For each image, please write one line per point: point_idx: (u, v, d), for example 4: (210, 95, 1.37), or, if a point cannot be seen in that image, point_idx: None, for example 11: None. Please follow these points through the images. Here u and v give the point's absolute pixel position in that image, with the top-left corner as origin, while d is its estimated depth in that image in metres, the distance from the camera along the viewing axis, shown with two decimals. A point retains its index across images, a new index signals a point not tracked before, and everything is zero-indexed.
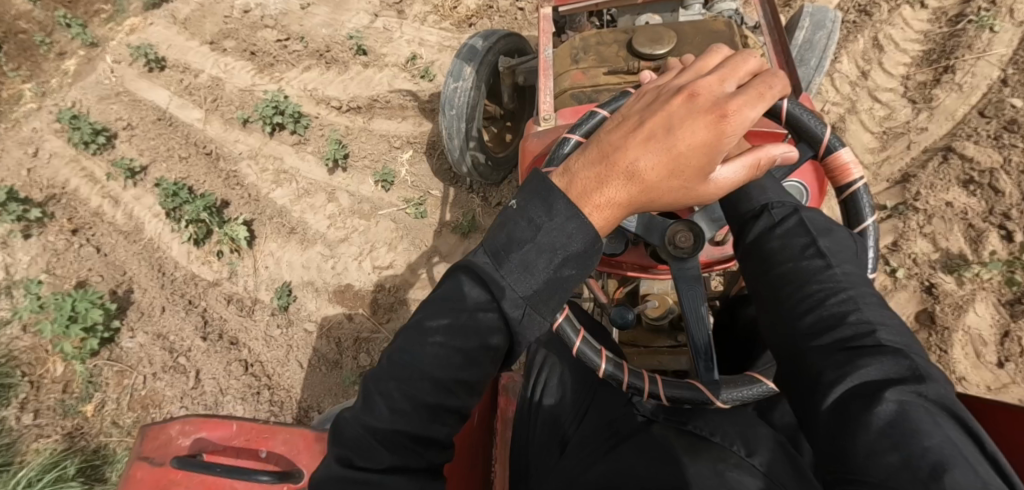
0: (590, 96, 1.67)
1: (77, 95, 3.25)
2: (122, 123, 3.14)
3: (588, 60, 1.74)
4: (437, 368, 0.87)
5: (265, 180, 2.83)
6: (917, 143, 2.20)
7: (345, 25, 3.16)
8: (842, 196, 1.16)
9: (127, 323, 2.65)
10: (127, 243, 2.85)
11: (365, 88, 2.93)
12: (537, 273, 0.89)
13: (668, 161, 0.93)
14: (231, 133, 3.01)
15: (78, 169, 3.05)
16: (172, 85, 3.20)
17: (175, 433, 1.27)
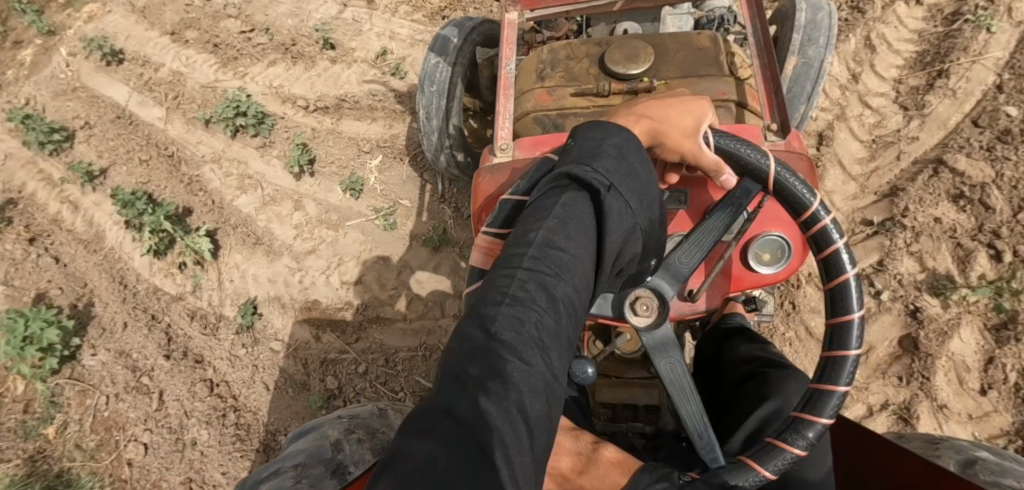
0: (554, 121, 1.55)
1: (31, 90, 3.01)
2: (80, 121, 2.92)
3: (554, 76, 1.61)
4: (552, 274, 0.81)
5: (229, 186, 2.69)
6: (907, 153, 2.10)
7: (312, 14, 2.95)
8: (808, 235, 1.11)
9: (88, 340, 2.53)
10: (87, 253, 2.71)
11: (333, 86, 2.77)
12: (629, 180, 0.89)
13: (655, 138, 1.02)
14: (193, 133, 2.83)
15: (35, 171, 2.87)
16: (131, 79, 2.97)
17: None
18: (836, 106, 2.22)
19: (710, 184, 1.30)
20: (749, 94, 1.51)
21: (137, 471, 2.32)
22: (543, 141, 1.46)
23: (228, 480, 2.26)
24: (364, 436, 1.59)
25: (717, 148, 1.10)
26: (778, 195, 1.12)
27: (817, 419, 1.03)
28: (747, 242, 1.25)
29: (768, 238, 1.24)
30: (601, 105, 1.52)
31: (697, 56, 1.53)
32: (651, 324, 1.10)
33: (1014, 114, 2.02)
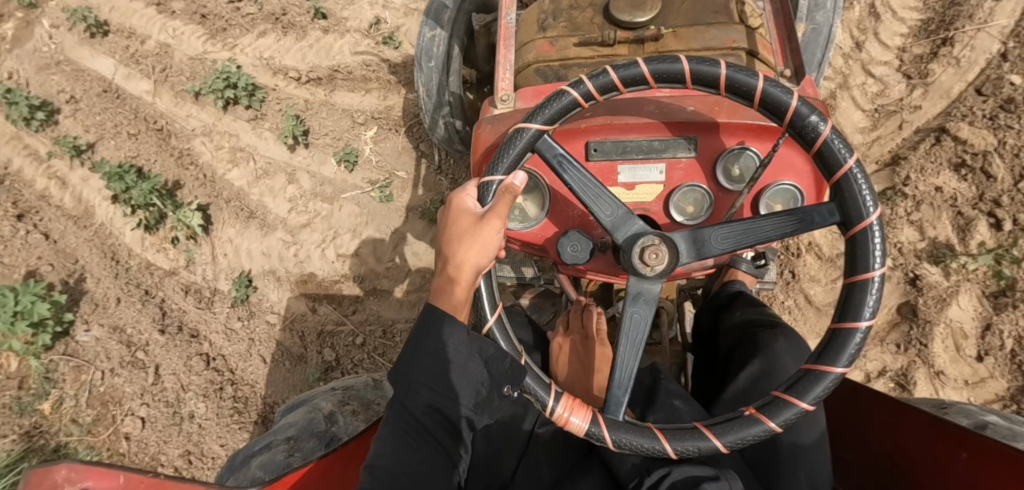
0: (556, 72, 1.53)
1: (13, 64, 2.92)
2: (66, 95, 2.86)
3: (557, 27, 1.58)
4: (411, 447, 1.05)
5: (221, 159, 2.65)
6: (909, 122, 2.08)
7: None
8: (812, 151, 1.09)
9: (81, 315, 2.51)
10: (77, 229, 2.67)
11: (324, 56, 2.70)
12: (458, 364, 1.08)
13: (465, 242, 1.10)
14: (182, 107, 2.77)
15: (20, 147, 2.81)
16: (117, 52, 2.89)
17: (60, 479, 1.11)
18: (838, 75, 2.19)
19: (722, 129, 1.25)
20: (761, 44, 1.48)
21: (135, 445, 2.32)
22: (545, 90, 1.46)
23: (227, 452, 2.26)
24: (358, 408, 1.62)
25: (728, 79, 1.08)
26: (765, 107, 1.09)
27: (831, 368, 1.03)
28: (758, 193, 1.25)
29: (779, 188, 1.24)
30: (606, 55, 1.51)
31: (705, 4, 1.51)
32: (665, 270, 1.11)
33: (1019, 82, 1.99)
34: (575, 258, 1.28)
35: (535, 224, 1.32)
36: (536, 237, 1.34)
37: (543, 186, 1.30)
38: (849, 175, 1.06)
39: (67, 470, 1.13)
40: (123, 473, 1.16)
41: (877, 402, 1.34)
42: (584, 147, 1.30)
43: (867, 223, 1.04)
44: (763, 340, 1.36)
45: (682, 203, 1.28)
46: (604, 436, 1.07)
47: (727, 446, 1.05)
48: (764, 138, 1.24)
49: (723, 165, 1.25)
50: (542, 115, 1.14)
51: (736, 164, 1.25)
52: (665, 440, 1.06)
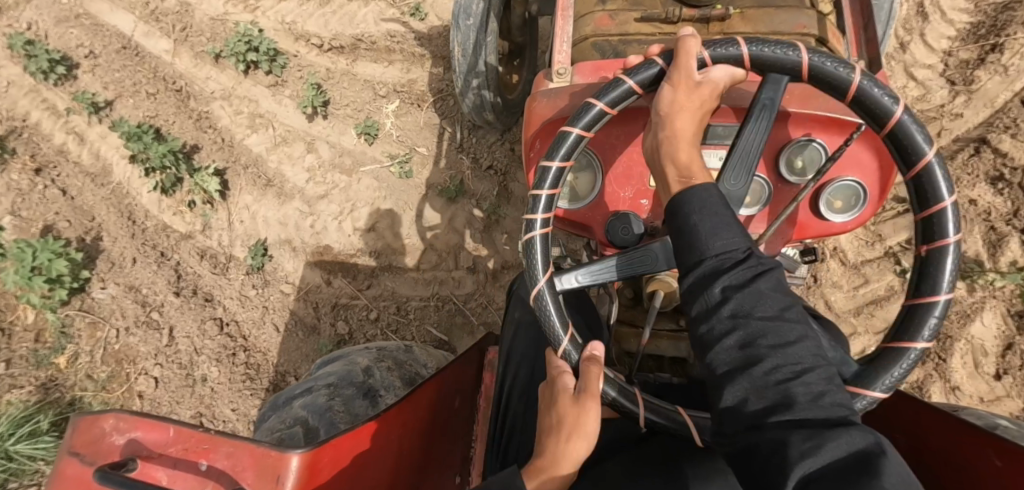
0: (614, 47, 1.62)
1: (32, 15, 2.88)
2: (84, 50, 2.84)
3: (615, 3, 1.68)
4: None
5: (239, 124, 2.64)
6: (948, 130, 2.03)
7: None
8: (908, 177, 1.05)
9: (98, 273, 2.54)
10: (94, 187, 2.70)
11: (347, 24, 2.65)
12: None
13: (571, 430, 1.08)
14: (201, 68, 2.78)
15: (38, 100, 2.80)
16: (137, 8, 2.88)
17: (108, 428, 1.17)
18: None
19: (790, 118, 1.25)
20: (830, 32, 1.57)
21: (148, 403, 2.36)
22: (604, 66, 1.50)
23: (237, 416, 2.30)
24: (393, 365, 1.72)
25: (811, 68, 1.05)
26: (857, 104, 1.05)
27: (913, 343, 1.01)
28: (820, 189, 1.28)
29: (841, 185, 1.27)
30: (667, 33, 1.61)
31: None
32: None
33: None
34: (624, 239, 1.25)
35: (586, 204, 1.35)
36: (583, 218, 1.36)
37: (597, 164, 1.33)
38: (931, 168, 1.02)
39: (115, 420, 1.18)
40: (171, 426, 1.20)
41: (908, 404, 1.37)
42: (643, 128, 1.30)
43: (941, 206, 1.01)
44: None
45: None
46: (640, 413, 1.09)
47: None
48: (834, 132, 1.25)
49: (786, 154, 1.26)
50: (610, 93, 1.13)
51: (800, 156, 1.26)
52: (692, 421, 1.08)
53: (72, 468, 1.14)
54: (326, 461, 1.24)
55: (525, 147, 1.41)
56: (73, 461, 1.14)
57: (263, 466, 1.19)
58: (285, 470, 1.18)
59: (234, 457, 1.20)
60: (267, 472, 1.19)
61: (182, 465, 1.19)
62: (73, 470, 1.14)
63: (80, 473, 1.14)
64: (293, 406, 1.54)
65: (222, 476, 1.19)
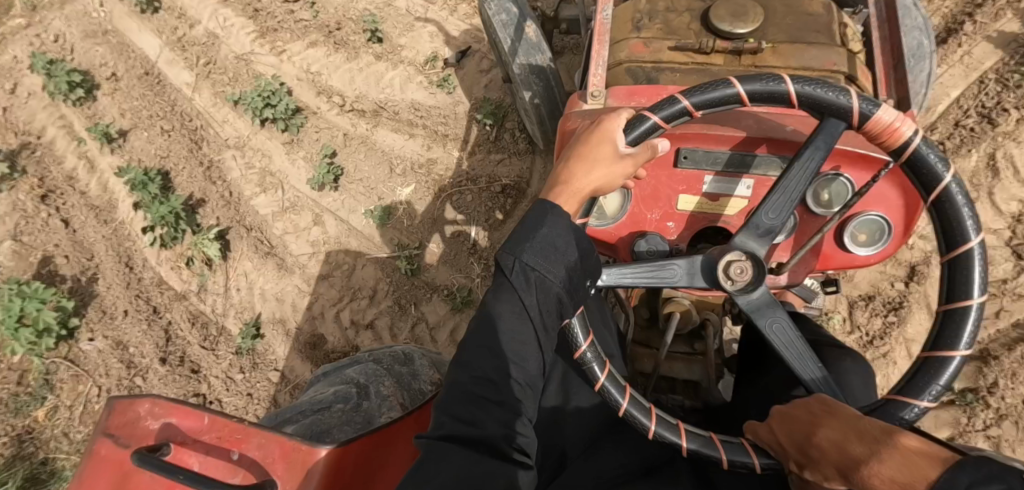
0: (648, 73, 1.53)
1: (61, 26, 2.81)
2: (107, 71, 2.76)
3: (652, 28, 1.57)
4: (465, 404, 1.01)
5: (250, 182, 2.52)
6: (1008, 312, 1.88)
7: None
8: (930, 202, 1.10)
9: (88, 322, 2.46)
10: (97, 223, 2.59)
11: (373, 85, 2.55)
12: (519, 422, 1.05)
13: None
14: (219, 109, 2.67)
15: (56, 116, 2.72)
16: (163, 31, 2.80)
17: (143, 412, 1.08)
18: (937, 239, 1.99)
19: None
20: (860, 71, 1.50)
21: None
22: (639, 91, 1.43)
23: None
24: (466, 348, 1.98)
25: (861, 115, 1.09)
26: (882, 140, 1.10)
27: (954, 351, 1.03)
28: (846, 222, 1.26)
29: (865, 218, 1.25)
30: (700, 64, 1.51)
31: (806, 22, 1.52)
32: (747, 287, 1.13)
33: None
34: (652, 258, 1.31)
35: (613, 224, 1.36)
36: (609, 236, 1.37)
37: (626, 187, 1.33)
38: (970, 254, 1.06)
39: (150, 404, 1.09)
40: (207, 413, 1.12)
41: None
42: (675, 153, 1.30)
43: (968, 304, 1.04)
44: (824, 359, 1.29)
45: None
46: (680, 443, 1.09)
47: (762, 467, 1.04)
48: (859, 167, 1.24)
49: (810, 189, 1.25)
50: (701, 96, 1.12)
51: (826, 189, 1.25)
52: (721, 448, 1.06)
53: (106, 449, 1.04)
54: (351, 460, 1.14)
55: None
56: (107, 442, 1.04)
57: (296, 461, 1.11)
58: (313, 464, 1.11)
59: (266, 449, 1.11)
60: (298, 467, 1.11)
61: (213, 456, 1.10)
62: (105, 451, 1.04)
63: (115, 456, 1.04)
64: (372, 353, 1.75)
65: (254, 467, 1.10)
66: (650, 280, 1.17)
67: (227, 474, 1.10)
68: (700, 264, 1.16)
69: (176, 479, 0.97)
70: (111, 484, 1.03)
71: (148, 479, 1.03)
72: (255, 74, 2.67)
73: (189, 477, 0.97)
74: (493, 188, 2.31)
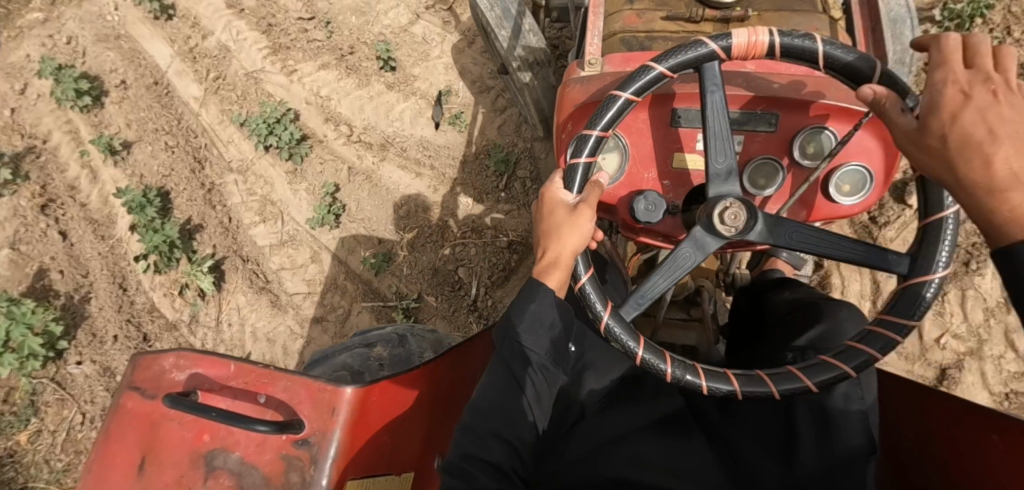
0: (641, 44, 1.53)
1: (74, 28, 2.65)
2: (117, 77, 2.62)
3: (643, 1, 1.59)
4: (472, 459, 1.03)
5: (249, 209, 2.43)
6: None
7: (380, 19, 2.55)
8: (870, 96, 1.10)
9: (77, 344, 2.39)
10: (94, 239, 2.49)
11: (383, 116, 2.43)
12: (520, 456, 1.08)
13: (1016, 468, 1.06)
14: (224, 127, 2.54)
15: (63, 121, 2.59)
16: (175, 41, 2.63)
17: (169, 365, 1.18)
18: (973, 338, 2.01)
19: (811, 107, 1.23)
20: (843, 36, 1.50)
21: None
22: (634, 57, 1.41)
23: None
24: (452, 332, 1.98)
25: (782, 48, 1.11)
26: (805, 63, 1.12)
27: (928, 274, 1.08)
28: (830, 174, 1.23)
29: (847, 169, 1.22)
30: (692, 33, 1.52)
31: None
32: (740, 231, 1.12)
33: None
34: (650, 216, 1.23)
35: (612, 183, 1.30)
36: (607, 196, 1.31)
37: (623, 146, 1.28)
38: (943, 222, 1.08)
39: (174, 358, 1.19)
40: (233, 361, 1.21)
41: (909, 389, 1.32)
42: (668, 113, 1.28)
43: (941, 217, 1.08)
44: (820, 313, 1.37)
45: (754, 176, 1.24)
46: (702, 384, 1.10)
47: (780, 394, 1.08)
48: (844, 120, 1.23)
49: (795, 140, 1.23)
50: (604, 121, 1.14)
51: (812, 142, 1.23)
52: (736, 381, 1.08)
53: (133, 401, 1.16)
54: (374, 402, 1.24)
55: (559, 132, 1.37)
56: (134, 394, 1.16)
57: (322, 400, 1.19)
58: (341, 404, 1.19)
59: (292, 391, 1.20)
60: (325, 407, 1.19)
61: (242, 401, 1.19)
62: (133, 404, 1.16)
63: (142, 408, 1.16)
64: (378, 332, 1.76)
65: (282, 408, 1.19)
66: (672, 281, 1.17)
67: (258, 413, 1.19)
68: (699, 233, 1.15)
69: (207, 416, 1.08)
70: (142, 433, 1.14)
71: (177, 424, 1.14)
72: (264, 94, 2.53)
73: (220, 413, 1.08)
74: (499, 242, 2.24)
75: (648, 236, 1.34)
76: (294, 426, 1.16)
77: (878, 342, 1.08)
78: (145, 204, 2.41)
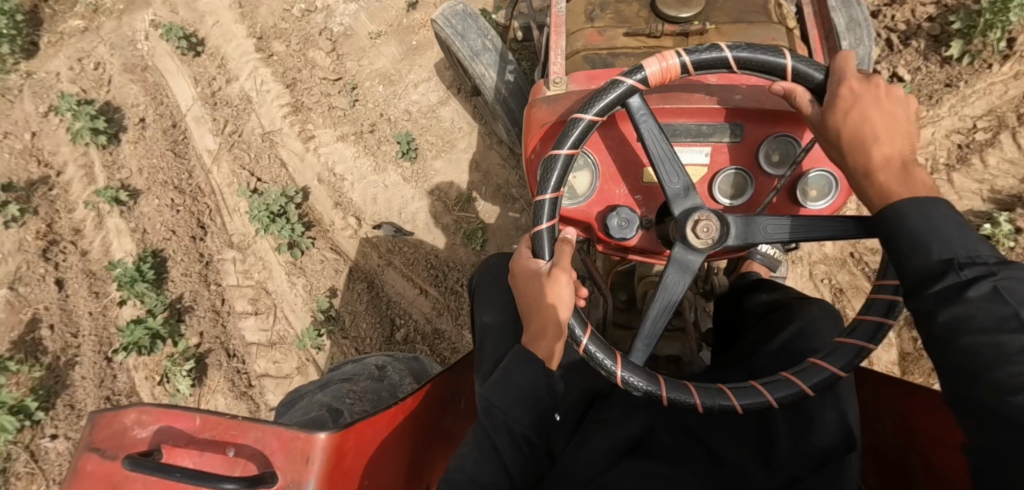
0: (604, 61, 1.35)
1: (104, 53, 2.57)
2: (137, 113, 2.53)
3: (604, 19, 1.41)
4: None
5: (242, 298, 2.39)
6: None
7: (411, 92, 2.47)
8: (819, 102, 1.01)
9: (52, 418, 2.31)
10: (88, 295, 2.41)
11: (396, 211, 2.38)
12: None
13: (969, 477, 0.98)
14: (234, 189, 2.45)
15: (79, 154, 2.51)
16: (200, 81, 2.55)
17: (129, 422, 1.05)
18: None
19: (774, 116, 1.13)
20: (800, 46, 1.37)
21: None
22: (601, 74, 1.26)
23: None
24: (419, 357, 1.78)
25: (739, 61, 1.01)
26: (752, 68, 1.02)
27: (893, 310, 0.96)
28: (797, 182, 1.12)
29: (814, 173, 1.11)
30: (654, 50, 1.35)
31: (747, 3, 1.38)
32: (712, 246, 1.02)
33: None
34: (623, 232, 1.13)
35: (584, 202, 1.17)
36: (581, 216, 1.19)
37: (592, 163, 1.16)
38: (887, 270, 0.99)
39: (136, 413, 1.05)
40: (197, 414, 1.07)
41: (875, 383, 1.20)
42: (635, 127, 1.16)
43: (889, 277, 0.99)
44: (796, 312, 1.18)
45: (723, 187, 1.14)
46: (661, 393, 0.99)
47: (742, 409, 0.97)
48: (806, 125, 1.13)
49: (759, 149, 1.13)
50: (551, 185, 1.05)
51: (778, 149, 1.13)
52: (696, 393, 0.97)
53: (92, 464, 1.02)
54: (350, 446, 1.13)
55: (523, 157, 1.24)
56: (92, 456, 1.02)
57: (296, 450, 1.07)
58: (314, 453, 1.07)
59: (262, 442, 1.07)
60: (297, 457, 1.07)
61: (210, 456, 1.05)
62: (91, 466, 1.02)
63: (100, 470, 1.02)
64: (350, 368, 1.61)
65: (254, 459, 1.07)
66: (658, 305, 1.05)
67: (227, 469, 1.06)
68: (680, 252, 1.04)
69: (171, 478, 0.97)
70: None
71: (139, 484, 1.01)
72: (278, 161, 2.45)
73: (185, 474, 0.97)
74: None
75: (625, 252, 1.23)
76: (265, 481, 1.04)
77: (842, 357, 0.97)
78: (136, 278, 2.34)
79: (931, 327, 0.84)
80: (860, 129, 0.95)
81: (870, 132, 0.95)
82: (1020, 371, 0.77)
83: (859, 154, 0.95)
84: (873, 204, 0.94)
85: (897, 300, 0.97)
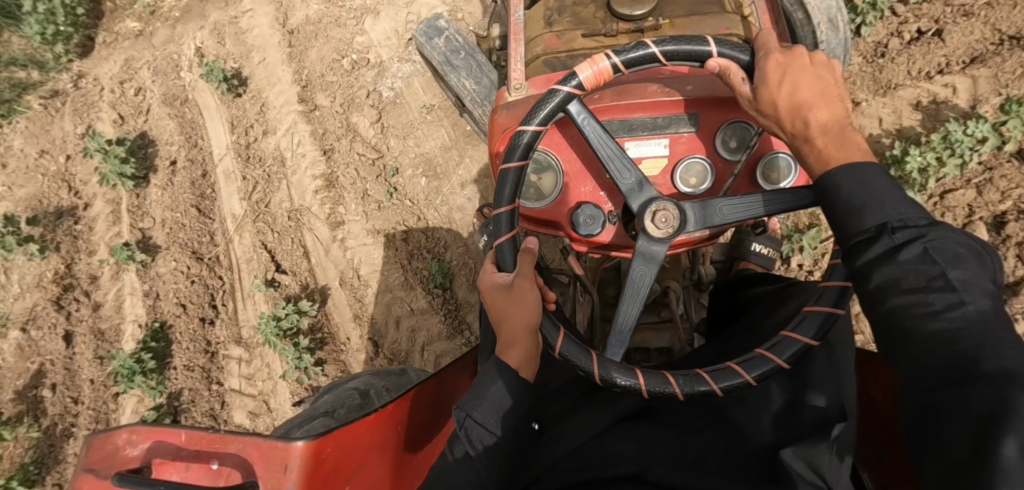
0: (564, 64, 1.45)
1: (147, 77, 2.72)
2: (169, 150, 2.66)
3: (562, 22, 1.49)
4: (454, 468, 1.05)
5: (243, 412, 2.41)
6: None
7: (450, 198, 2.47)
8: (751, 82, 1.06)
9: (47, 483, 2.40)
10: (94, 361, 2.50)
11: (410, 343, 2.38)
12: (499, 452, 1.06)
13: None
14: (256, 259, 2.52)
15: (108, 192, 2.64)
16: (237, 125, 2.65)
17: (121, 442, 1.07)
18: None
19: (726, 103, 1.19)
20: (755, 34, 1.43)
21: None
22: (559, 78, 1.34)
23: None
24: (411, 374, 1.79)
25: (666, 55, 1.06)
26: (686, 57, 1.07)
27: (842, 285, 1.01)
28: (755, 166, 1.18)
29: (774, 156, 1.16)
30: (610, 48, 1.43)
31: None
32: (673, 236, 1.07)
33: None
34: (588, 225, 1.20)
35: (550, 201, 1.24)
36: (547, 214, 1.24)
37: (553, 162, 1.22)
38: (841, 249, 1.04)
39: (126, 434, 1.08)
40: (183, 430, 1.09)
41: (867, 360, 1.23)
42: None
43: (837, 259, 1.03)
44: (793, 293, 1.21)
45: (683, 176, 1.19)
46: (639, 385, 1.02)
47: (721, 391, 1.00)
48: None
49: (716, 137, 1.19)
50: (505, 198, 1.11)
51: (735, 136, 1.19)
52: (674, 382, 1.00)
53: (86, 484, 1.05)
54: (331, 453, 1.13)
55: (490, 161, 1.31)
56: (86, 476, 1.05)
57: (274, 460, 1.07)
58: (291, 461, 1.07)
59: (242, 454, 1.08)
60: (275, 465, 1.07)
61: (195, 469, 1.08)
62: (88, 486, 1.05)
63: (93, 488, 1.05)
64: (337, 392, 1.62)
65: (237, 471, 1.09)
66: (630, 302, 1.09)
67: (211, 480, 1.08)
68: (642, 244, 1.08)
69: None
70: None
71: None
72: (301, 248, 2.52)
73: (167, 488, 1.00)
74: None
75: (597, 249, 1.27)
76: None
77: (811, 326, 1.01)
78: (135, 370, 2.40)
79: (866, 289, 0.88)
80: (794, 99, 0.99)
81: (803, 101, 0.99)
82: (948, 329, 0.81)
83: (797, 121, 0.99)
84: (813, 171, 0.97)
85: (846, 286, 1.01)
